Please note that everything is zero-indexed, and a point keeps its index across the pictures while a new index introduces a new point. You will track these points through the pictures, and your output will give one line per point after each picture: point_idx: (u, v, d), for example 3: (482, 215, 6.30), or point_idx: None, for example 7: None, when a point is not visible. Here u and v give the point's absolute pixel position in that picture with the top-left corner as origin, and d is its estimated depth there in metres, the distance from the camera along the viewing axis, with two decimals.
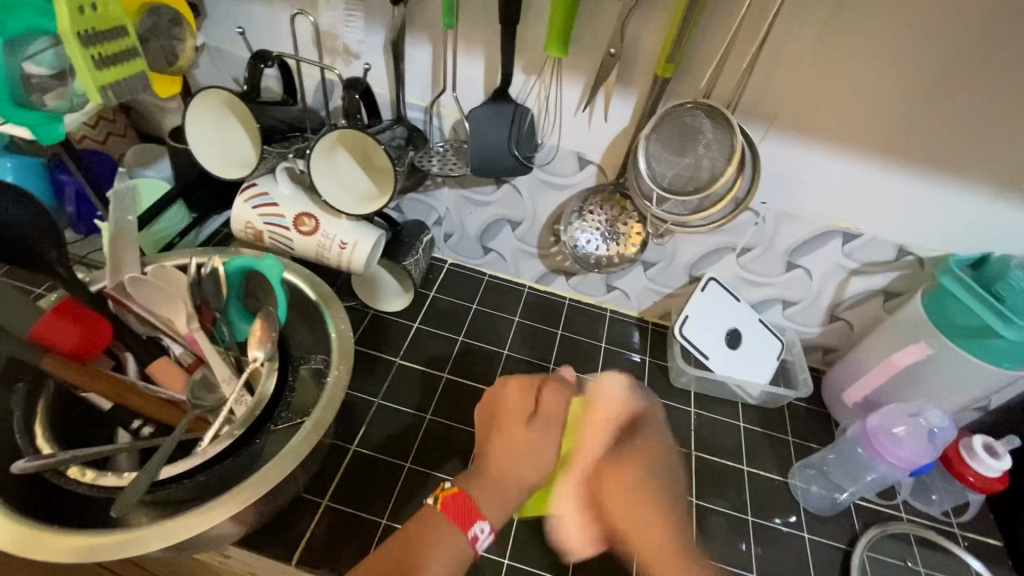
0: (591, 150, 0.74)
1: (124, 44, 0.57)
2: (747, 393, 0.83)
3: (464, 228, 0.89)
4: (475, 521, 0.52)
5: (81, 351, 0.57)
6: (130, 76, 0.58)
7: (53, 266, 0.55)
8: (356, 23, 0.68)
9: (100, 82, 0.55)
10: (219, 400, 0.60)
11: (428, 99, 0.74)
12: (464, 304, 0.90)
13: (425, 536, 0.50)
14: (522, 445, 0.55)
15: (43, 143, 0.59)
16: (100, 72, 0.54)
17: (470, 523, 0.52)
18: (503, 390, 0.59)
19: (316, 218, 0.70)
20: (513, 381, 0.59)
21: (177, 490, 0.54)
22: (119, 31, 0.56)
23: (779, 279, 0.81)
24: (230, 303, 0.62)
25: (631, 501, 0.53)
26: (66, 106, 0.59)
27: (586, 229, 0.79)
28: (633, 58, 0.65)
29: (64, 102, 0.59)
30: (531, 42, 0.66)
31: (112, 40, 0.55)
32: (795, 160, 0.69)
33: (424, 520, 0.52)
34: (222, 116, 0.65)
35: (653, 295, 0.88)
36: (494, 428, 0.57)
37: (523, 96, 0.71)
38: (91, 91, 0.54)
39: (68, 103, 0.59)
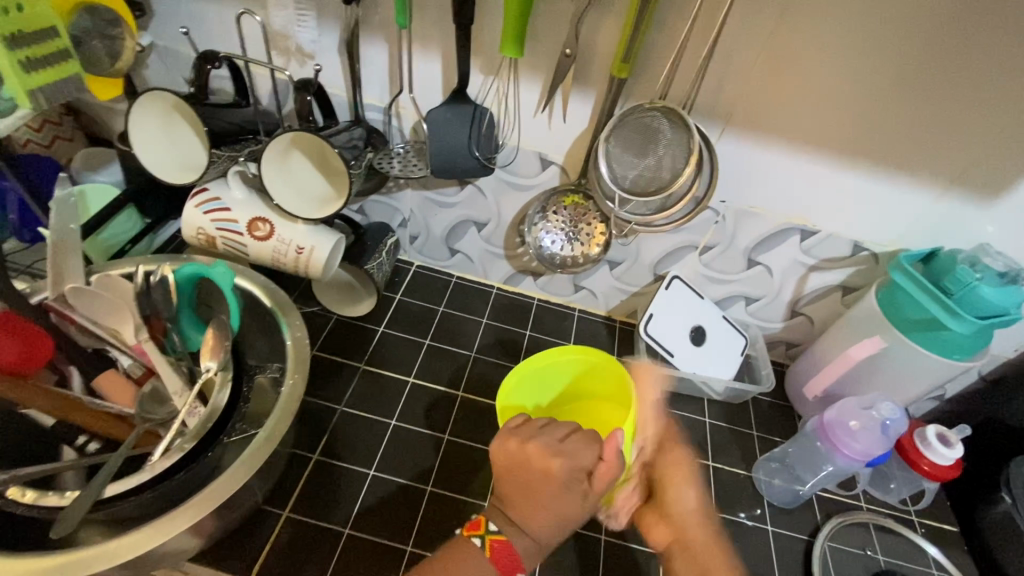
0: (552, 150, 0.74)
1: (55, 46, 0.54)
2: (712, 389, 0.84)
3: (429, 230, 0.88)
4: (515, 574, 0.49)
5: (22, 364, 0.54)
6: (63, 79, 0.56)
7: None
8: (308, 23, 0.67)
9: (29, 86, 0.53)
10: (170, 412, 0.59)
11: (386, 99, 0.73)
12: (431, 307, 0.89)
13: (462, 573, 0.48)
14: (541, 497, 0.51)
15: None
16: (29, 76, 0.53)
17: (511, 573, 0.49)
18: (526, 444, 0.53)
19: (270, 222, 0.68)
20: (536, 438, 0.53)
21: (123, 508, 0.51)
22: (50, 33, 0.54)
23: (741, 276, 0.82)
24: (181, 312, 0.61)
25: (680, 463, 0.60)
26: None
27: (549, 230, 0.79)
28: (590, 58, 0.65)
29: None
30: (487, 42, 0.65)
31: (42, 42, 0.53)
32: (751, 158, 0.70)
33: (457, 555, 0.49)
34: (167, 118, 0.63)
35: (620, 294, 0.89)
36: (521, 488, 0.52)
37: (482, 97, 0.71)
38: (18, 94, 0.52)
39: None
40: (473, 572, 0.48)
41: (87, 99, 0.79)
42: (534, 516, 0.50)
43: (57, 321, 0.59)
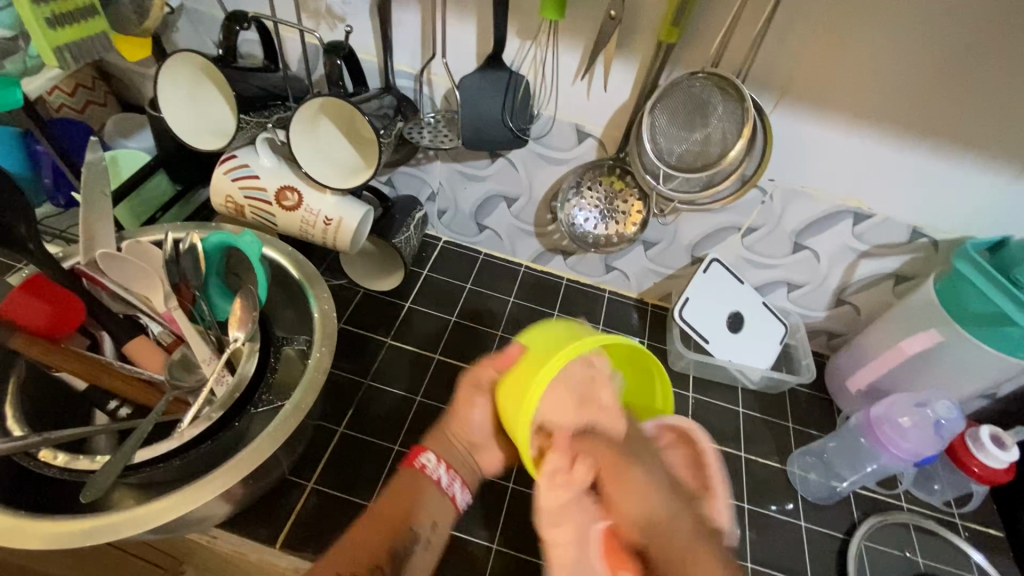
0: (590, 122, 0.70)
1: (83, 2, 0.53)
2: (748, 378, 0.81)
3: (458, 205, 0.85)
4: (420, 454, 0.54)
5: (55, 327, 0.54)
6: (91, 36, 0.55)
7: (24, 242, 0.53)
8: None
9: (54, 43, 0.52)
10: (199, 380, 0.58)
11: (418, 66, 0.70)
12: (458, 283, 0.87)
13: (400, 495, 0.51)
14: (463, 412, 0.55)
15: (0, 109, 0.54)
16: (54, 33, 0.51)
17: (416, 457, 0.54)
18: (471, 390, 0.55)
19: (299, 191, 0.66)
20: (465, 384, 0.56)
21: (152, 474, 0.51)
22: None
23: (784, 261, 0.77)
24: (209, 280, 0.60)
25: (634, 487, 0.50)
26: (19, 69, 0.56)
27: (583, 207, 0.76)
28: (635, 21, 0.60)
29: (20, 65, 0.56)
30: (524, 5, 0.61)
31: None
32: (805, 136, 0.65)
33: (395, 488, 0.52)
34: (197, 80, 0.62)
35: (654, 276, 0.85)
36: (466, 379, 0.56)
37: (519, 64, 0.67)
38: (44, 52, 0.52)
39: (22, 67, 0.56)
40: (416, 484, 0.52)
41: (120, 64, 0.78)
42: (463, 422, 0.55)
43: (87, 286, 0.58)
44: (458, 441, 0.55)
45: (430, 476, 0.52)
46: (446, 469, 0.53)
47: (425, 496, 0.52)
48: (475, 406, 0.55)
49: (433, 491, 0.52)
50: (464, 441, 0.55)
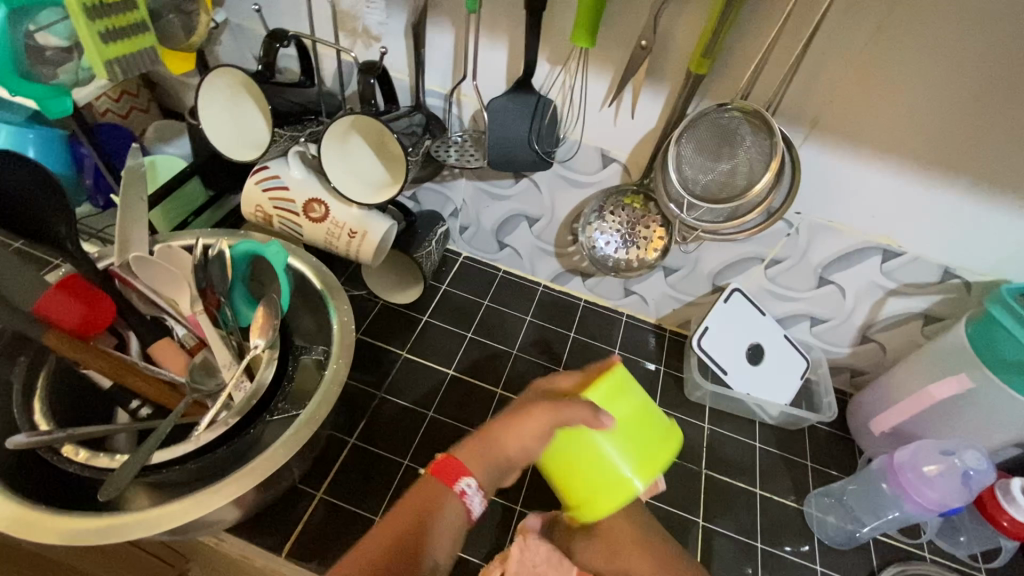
0: (616, 148, 0.70)
1: (134, 18, 0.56)
2: (766, 412, 0.79)
3: (480, 222, 0.86)
4: (462, 478, 0.51)
5: (86, 326, 0.56)
6: (138, 50, 0.57)
7: (62, 241, 0.55)
8: (376, 4, 0.66)
9: (106, 57, 0.54)
10: (219, 385, 0.59)
11: (449, 86, 0.71)
12: (475, 299, 0.87)
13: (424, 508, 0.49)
14: (521, 432, 0.51)
15: (50, 115, 0.58)
16: (107, 47, 0.54)
17: (454, 479, 0.51)
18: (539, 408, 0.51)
19: (326, 204, 0.67)
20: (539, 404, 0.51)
21: (168, 475, 0.52)
22: (127, 5, 0.55)
23: (808, 295, 0.76)
24: (234, 287, 0.61)
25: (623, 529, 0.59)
26: (71, 80, 0.58)
27: (605, 230, 0.75)
28: (666, 51, 0.60)
29: (72, 75, 0.58)
30: (556, 30, 0.62)
31: (119, 14, 0.54)
32: (835, 170, 0.64)
33: (420, 494, 0.50)
34: (234, 91, 0.64)
35: (673, 302, 0.84)
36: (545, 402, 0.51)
37: (547, 88, 0.67)
38: (96, 65, 0.54)
39: (73, 76, 0.58)
40: (442, 496, 0.50)
41: (164, 74, 0.81)
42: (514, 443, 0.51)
43: (119, 287, 0.60)
44: (502, 460, 0.52)
45: (463, 502, 0.51)
46: (478, 491, 0.51)
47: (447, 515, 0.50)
48: (532, 436, 0.51)
49: (454, 510, 0.50)
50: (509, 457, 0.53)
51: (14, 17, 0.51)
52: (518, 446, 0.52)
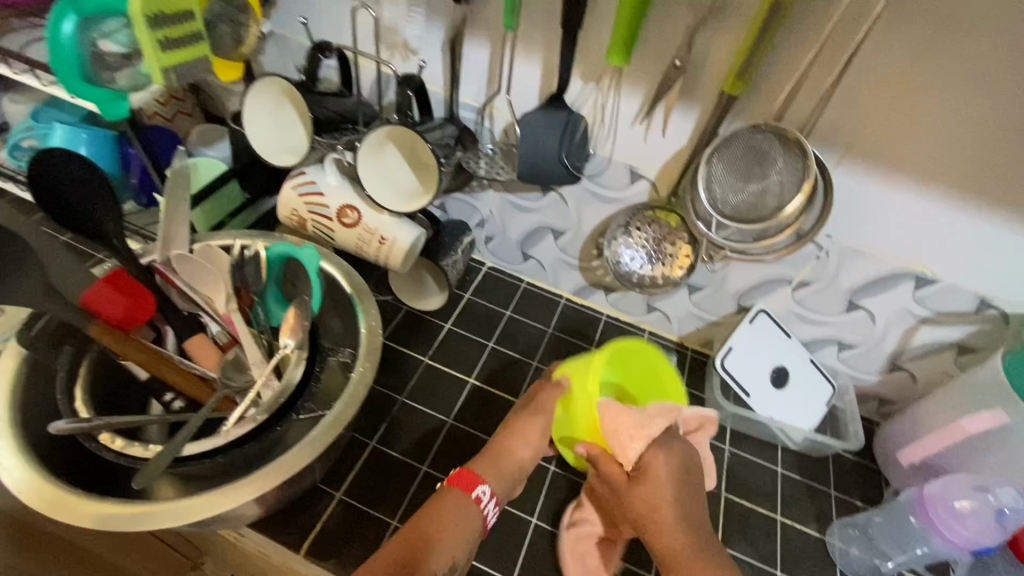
0: (645, 165, 0.70)
1: (189, 29, 0.58)
2: (789, 438, 0.78)
3: (506, 233, 0.87)
4: (477, 485, 0.57)
5: (128, 319, 0.57)
6: (191, 59, 0.60)
7: (109, 237, 0.58)
8: (417, 19, 0.68)
9: (163, 64, 0.57)
10: (247, 381, 0.60)
11: (481, 99, 0.73)
12: (498, 309, 0.88)
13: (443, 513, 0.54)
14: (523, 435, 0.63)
15: (108, 118, 0.61)
16: (165, 54, 0.56)
17: (471, 487, 0.57)
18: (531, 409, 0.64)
19: (359, 211, 0.69)
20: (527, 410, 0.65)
21: (198, 468, 0.54)
22: (186, 16, 0.58)
23: (837, 319, 0.75)
24: (268, 286, 0.64)
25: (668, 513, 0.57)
26: (131, 85, 0.60)
27: (631, 245, 0.75)
28: (700, 71, 0.60)
29: (129, 81, 0.60)
30: (591, 48, 0.63)
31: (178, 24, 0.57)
32: (869, 195, 0.63)
33: (437, 503, 0.55)
34: (278, 100, 0.66)
35: (696, 321, 0.84)
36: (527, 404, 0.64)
37: (580, 104, 0.68)
38: (154, 71, 0.56)
39: (132, 82, 0.60)
40: (462, 507, 0.55)
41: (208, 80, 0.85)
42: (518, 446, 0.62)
43: (160, 283, 0.62)
44: (509, 471, 0.61)
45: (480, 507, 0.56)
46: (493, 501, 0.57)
47: (466, 521, 0.55)
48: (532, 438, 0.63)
49: (476, 516, 0.55)
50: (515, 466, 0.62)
51: (83, 25, 0.54)
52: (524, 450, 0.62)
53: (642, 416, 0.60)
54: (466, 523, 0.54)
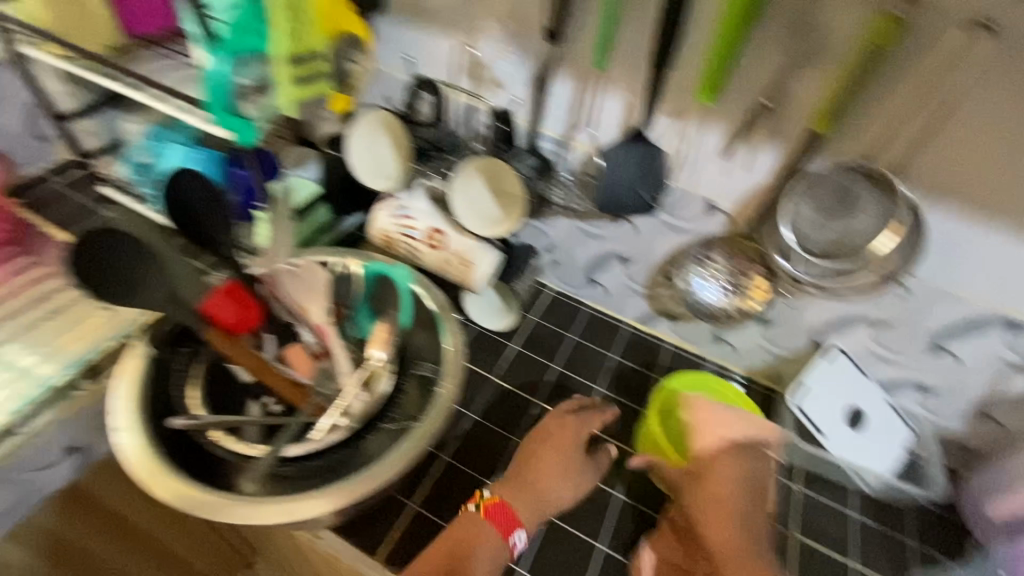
0: (723, 198, 0.71)
1: (313, 65, 0.62)
2: (864, 480, 0.75)
3: (573, 258, 0.89)
4: (511, 520, 0.60)
5: (238, 326, 0.62)
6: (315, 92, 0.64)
7: (219, 247, 0.63)
8: (507, 56, 0.72)
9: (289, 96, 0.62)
10: (337, 390, 0.64)
11: (561, 131, 0.75)
12: (562, 332, 0.89)
13: (471, 535, 0.58)
14: (553, 465, 0.65)
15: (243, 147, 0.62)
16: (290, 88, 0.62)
17: (505, 523, 0.59)
18: (559, 436, 0.67)
19: (445, 234, 0.73)
20: (557, 436, 0.67)
21: (294, 469, 0.59)
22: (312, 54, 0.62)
23: (919, 362, 0.73)
24: (359, 301, 0.70)
25: (723, 511, 0.59)
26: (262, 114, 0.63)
27: (705, 278, 0.76)
28: (787, 111, 0.61)
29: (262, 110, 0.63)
30: (677, 87, 0.65)
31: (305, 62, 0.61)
32: (965, 239, 0.61)
33: (468, 524, 0.59)
34: (376, 131, 0.72)
35: (766, 354, 0.83)
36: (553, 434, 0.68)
37: (661, 138, 0.70)
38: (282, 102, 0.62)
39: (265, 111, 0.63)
40: (489, 532, 0.59)
41: None
42: (550, 475, 0.64)
43: (263, 292, 0.66)
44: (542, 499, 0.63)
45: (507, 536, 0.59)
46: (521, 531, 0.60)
47: (488, 546, 0.58)
48: (559, 469, 0.65)
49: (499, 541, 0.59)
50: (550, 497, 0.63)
51: (227, 62, 0.59)
52: (556, 481, 0.64)
53: (715, 411, 0.68)
54: (492, 545, 0.58)
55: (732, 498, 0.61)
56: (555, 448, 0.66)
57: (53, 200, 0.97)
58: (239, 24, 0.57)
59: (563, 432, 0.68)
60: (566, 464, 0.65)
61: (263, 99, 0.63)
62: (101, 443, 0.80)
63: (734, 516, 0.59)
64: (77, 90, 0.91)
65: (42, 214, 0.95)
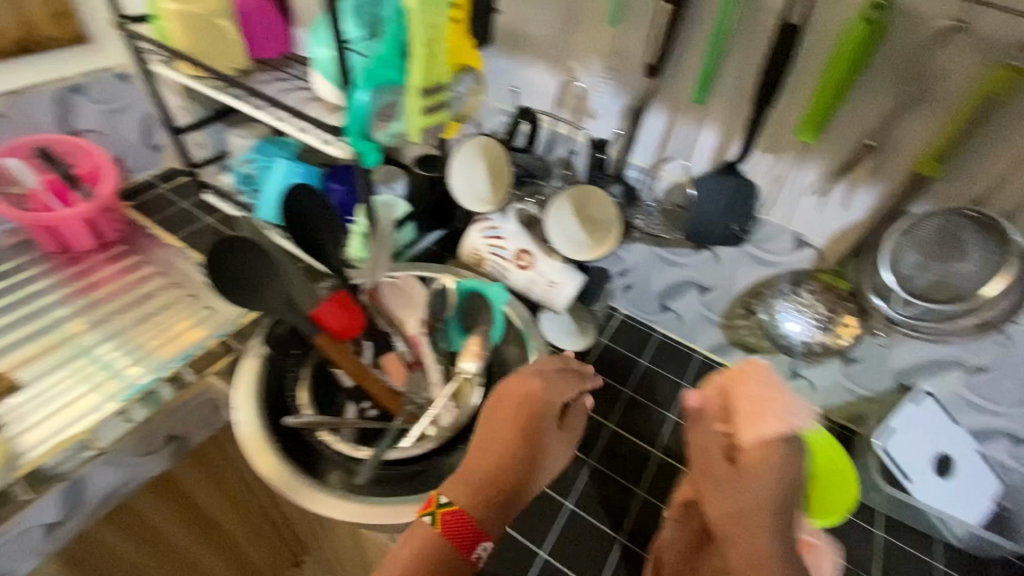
0: (814, 234, 0.72)
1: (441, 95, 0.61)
2: (952, 532, 0.72)
3: (647, 284, 0.90)
4: (475, 527, 0.52)
5: (343, 334, 0.66)
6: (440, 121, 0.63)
7: (330, 259, 0.69)
8: (605, 88, 0.75)
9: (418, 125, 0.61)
10: (427, 400, 0.67)
11: (650, 161, 0.78)
12: (633, 356, 0.90)
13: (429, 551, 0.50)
14: (512, 457, 0.55)
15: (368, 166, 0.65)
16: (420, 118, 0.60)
17: (468, 531, 0.51)
18: (519, 419, 0.57)
19: (533, 256, 0.76)
20: (511, 417, 0.57)
21: (392, 473, 0.62)
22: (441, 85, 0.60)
23: (1015, 412, 0.71)
24: (451, 317, 0.71)
25: (738, 511, 0.46)
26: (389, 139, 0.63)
27: (790, 311, 0.75)
28: (892, 153, 0.62)
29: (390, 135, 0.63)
30: (777, 125, 0.66)
31: (435, 92, 0.60)
32: None
33: (424, 539, 0.51)
34: (474, 157, 0.75)
35: (845, 393, 0.82)
36: (506, 416, 0.58)
37: (754, 173, 0.71)
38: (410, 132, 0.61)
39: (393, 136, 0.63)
40: (451, 546, 0.51)
41: None
42: (510, 467, 0.55)
43: (365, 302, 0.71)
44: (505, 493, 0.54)
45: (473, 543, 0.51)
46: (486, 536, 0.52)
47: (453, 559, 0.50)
48: (521, 457, 0.56)
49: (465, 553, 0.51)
50: (515, 490, 0.55)
51: (363, 93, 0.58)
52: (519, 472, 0.55)
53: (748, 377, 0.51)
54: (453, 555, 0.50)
55: (764, 493, 0.46)
56: (510, 433, 0.57)
57: (162, 205, 1.05)
58: (381, 58, 0.57)
59: (521, 415, 0.58)
60: (525, 452, 0.56)
61: (390, 127, 0.62)
62: (195, 434, 0.84)
63: (761, 507, 0.46)
64: (195, 106, 0.99)
65: (152, 218, 1.02)
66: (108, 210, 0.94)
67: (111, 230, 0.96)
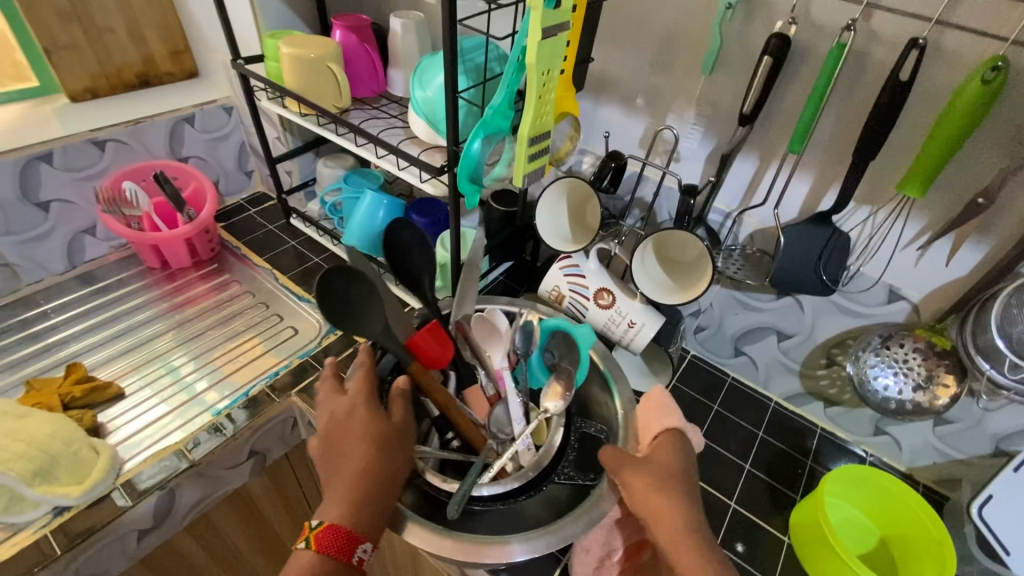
0: (909, 287, 0.70)
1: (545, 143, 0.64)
2: None
3: (721, 327, 0.89)
4: (353, 532, 0.51)
5: (434, 363, 0.68)
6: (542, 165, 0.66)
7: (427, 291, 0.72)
8: (695, 134, 0.76)
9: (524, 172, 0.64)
10: (510, 436, 0.68)
11: (734, 206, 0.78)
12: (705, 401, 0.89)
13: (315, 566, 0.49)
14: (347, 445, 0.56)
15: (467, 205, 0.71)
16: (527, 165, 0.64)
17: (347, 539, 0.50)
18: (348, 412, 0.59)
19: (613, 295, 0.77)
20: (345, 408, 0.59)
21: (479, 507, 0.62)
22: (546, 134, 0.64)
23: None
24: (534, 354, 0.73)
25: (655, 488, 0.54)
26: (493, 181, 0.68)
27: (883, 366, 0.72)
28: (1004, 210, 0.60)
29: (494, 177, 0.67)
30: (877, 177, 0.66)
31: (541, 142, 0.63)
32: None
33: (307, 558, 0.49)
34: (559, 196, 0.77)
35: (936, 455, 0.78)
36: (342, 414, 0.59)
37: (847, 223, 0.71)
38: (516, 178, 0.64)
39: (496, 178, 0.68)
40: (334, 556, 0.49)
41: None
42: (353, 458, 0.55)
43: (454, 333, 0.73)
44: (372, 492, 0.54)
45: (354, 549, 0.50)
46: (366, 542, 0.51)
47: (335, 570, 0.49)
48: (356, 444, 0.56)
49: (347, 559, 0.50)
50: (377, 489, 0.54)
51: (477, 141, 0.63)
52: (355, 461, 0.55)
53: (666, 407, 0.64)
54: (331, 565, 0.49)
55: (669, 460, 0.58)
56: (350, 429, 0.57)
57: (251, 227, 1.11)
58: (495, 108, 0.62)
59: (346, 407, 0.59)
60: (361, 443, 0.56)
61: (492, 170, 0.67)
62: (274, 450, 0.86)
63: (656, 480, 0.55)
64: (289, 137, 1.06)
65: (241, 239, 1.08)
66: (206, 231, 1.00)
67: (205, 250, 1.02)
